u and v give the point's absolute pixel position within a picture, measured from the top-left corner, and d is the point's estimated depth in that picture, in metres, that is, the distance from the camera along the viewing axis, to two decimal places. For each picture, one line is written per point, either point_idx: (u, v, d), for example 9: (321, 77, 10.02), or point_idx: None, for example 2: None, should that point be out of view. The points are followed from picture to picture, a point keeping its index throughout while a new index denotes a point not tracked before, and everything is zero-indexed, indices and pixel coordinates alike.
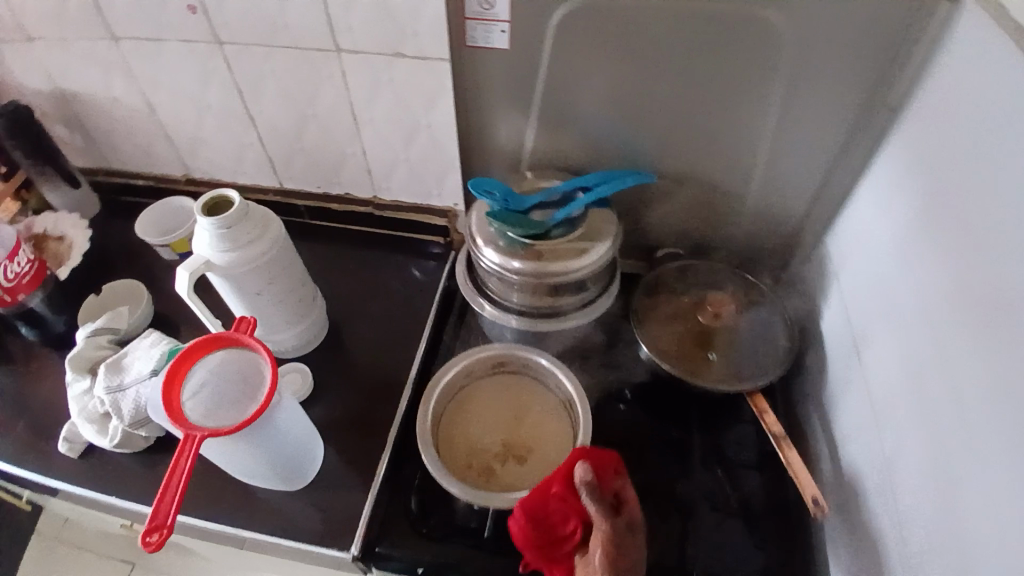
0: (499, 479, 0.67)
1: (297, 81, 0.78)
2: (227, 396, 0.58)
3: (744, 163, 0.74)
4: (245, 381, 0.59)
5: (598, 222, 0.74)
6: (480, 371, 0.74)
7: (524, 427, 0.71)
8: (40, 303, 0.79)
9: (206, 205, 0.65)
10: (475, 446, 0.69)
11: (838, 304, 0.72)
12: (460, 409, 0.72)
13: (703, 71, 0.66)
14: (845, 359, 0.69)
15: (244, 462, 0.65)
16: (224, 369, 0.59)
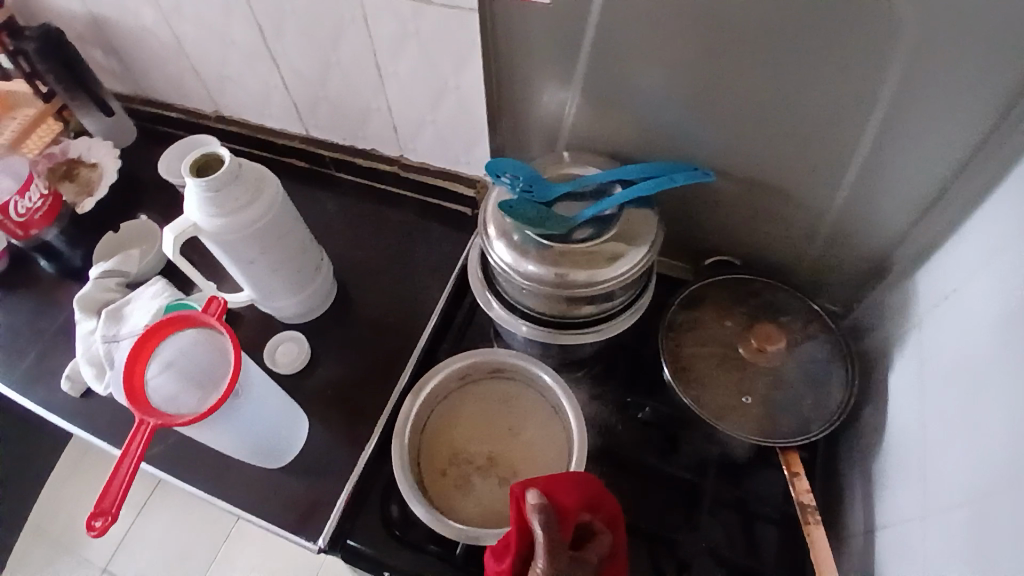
0: (474, 496, 0.65)
1: (317, 23, 0.69)
2: (190, 378, 0.55)
3: (824, 172, 0.60)
4: (211, 365, 0.56)
5: (637, 224, 0.62)
6: (475, 375, 0.71)
7: (512, 445, 0.68)
8: (57, 237, 0.83)
9: (196, 162, 0.59)
10: (458, 454, 0.67)
11: (909, 362, 0.58)
12: (449, 412, 0.70)
13: (784, 56, 0.52)
14: (906, 432, 0.56)
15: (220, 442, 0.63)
16: (188, 349, 0.55)
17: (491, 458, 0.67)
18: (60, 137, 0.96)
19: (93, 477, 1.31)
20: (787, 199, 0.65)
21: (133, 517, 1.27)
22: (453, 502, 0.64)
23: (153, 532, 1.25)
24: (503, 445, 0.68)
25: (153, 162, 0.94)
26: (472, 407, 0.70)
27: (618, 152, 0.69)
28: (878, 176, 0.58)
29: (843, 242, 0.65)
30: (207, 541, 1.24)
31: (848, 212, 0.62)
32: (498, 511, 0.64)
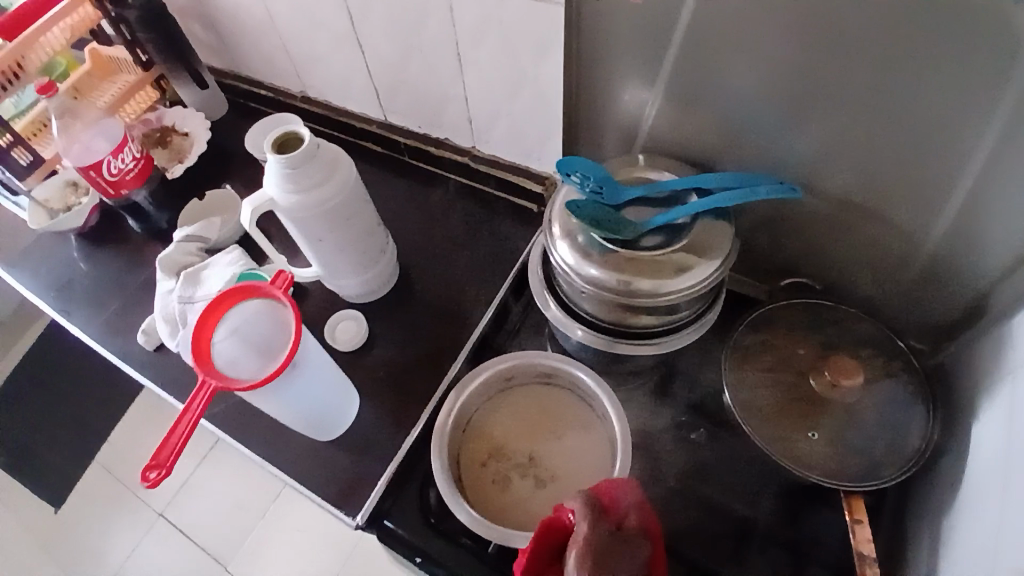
0: (510, 496, 0.65)
1: (403, 10, 0.70)
2: (252, 343, 0.57)
3: (924, 197, 0.55)
4: (273, 333, 0.58)
5: (710, 236, 0.59)
6: (524, 375, 0.70)
7: (554, 449, 0.67)
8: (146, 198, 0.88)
9: (276, 140, 0.60)
10: (498, 451, 0.67)
11: (996, 412, 0.53)
12: (494, 409, 0.70)
13: (891, 67, 0.48)
14: (984, 488, 0.51)
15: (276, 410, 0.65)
16: (252, 316, 0.57)
17: (532, 459, 0.67)
18: (157, 104, 1.01)
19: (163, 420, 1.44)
20: (877, 221, 0.60)
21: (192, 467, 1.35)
22: (487, 499, 0.65)
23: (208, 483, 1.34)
24: (545, 448, 0.67)
25: (239, 135, 0.99)
26: (517, 407, 0.70)
27: (696, 158, 0.66)
28: (984, 207, 0.53)
29: (936, 274, 0.60)
30: (256, 498, 1.31)
31: (946, 243, 0.57)
32: (530, 514, 0.64)
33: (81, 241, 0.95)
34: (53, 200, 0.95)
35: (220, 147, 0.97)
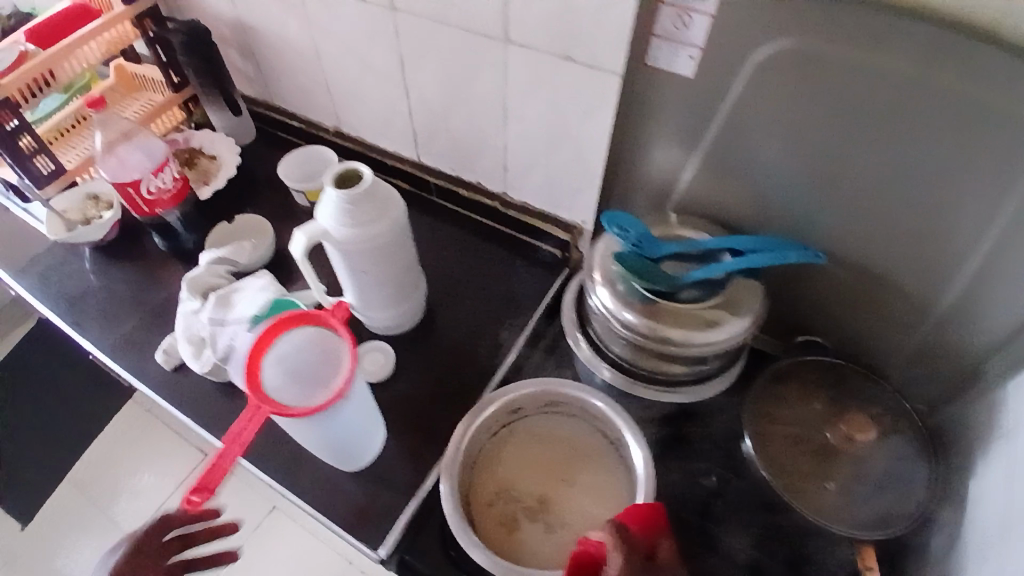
0: (518, 536, 0.67)
1: (457, 63, 0.75)
2: (299, 375, 0.56)
3: (930, 271, 0.62)
4: (321, 364, 0.57)
5: (738, 294, 0.64)
6: (531, 409, 0.73)
7: (564, 491, 0.70)
8: (177, 219, 0.88)
9: (338, 173, 0.63)
10: (506, 491, 0.69)
11: (994, 469, 0.57)
12: (502, 449, 0.72)
13: (914, 153, 0.55)
14: (982, 541, 0.55)
15: (310, 438, 0.65)
16: (301, 344, 0.57)
17: (541, 502, 0.69)
18: (182, 124, 1.08)
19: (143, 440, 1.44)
20: (886, 289, 0.66)
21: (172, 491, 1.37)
22: (495, 539, 0.66)
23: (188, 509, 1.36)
24: (556, 489, 0.70)
25: (268, 162, 1.01)
26: (525, 447, 0.73)
27: (724, 221, 0.71)
28: (981, 284, 0.59)
29: (937, 341, 0.66)
30: None
31: (949, 314, 0.63)
32: (534, 557, 0.65)
33: (99, 253, 0.95)
34: (71, 211, 0.95)
35: (248, 173, 0.99)
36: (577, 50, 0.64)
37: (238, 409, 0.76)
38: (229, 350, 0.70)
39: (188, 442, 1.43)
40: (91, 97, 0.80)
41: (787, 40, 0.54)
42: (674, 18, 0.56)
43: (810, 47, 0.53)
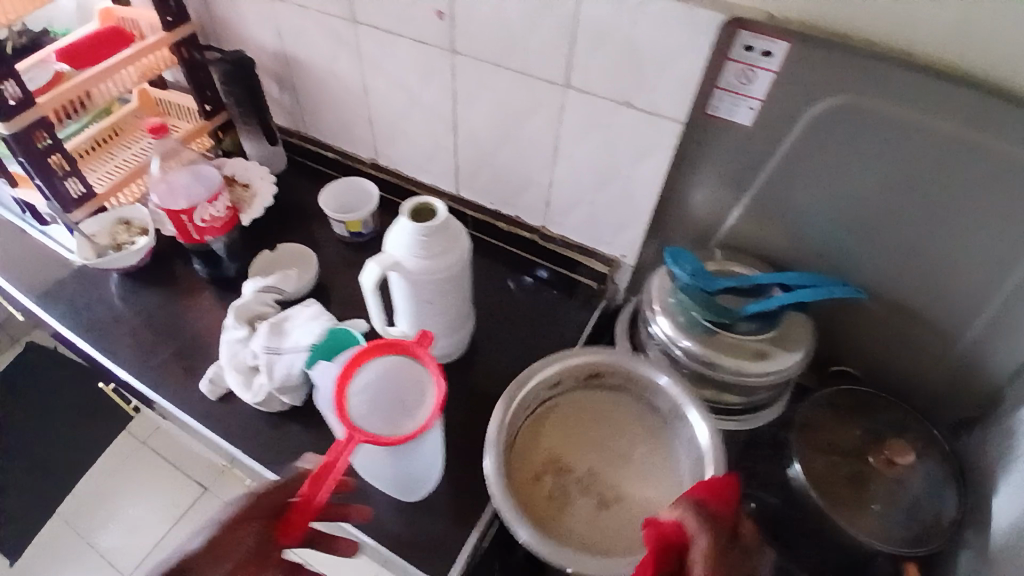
0: (569, 509, 0.67)
1: (512, 104, 0.78)
2: (387, 404, 0.57)
3: (959, 307, 0.67)
4: (407, 392, 0.58)
5: (789, 330, 0.68)
6: (572, 380, 0.73)
7: (613, 469, 0.70)
8: (221, 246, 0.90)
9: (413, 208, 0.66)
10: (555, 462, 0.70)
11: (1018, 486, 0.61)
12: (547, 423, 0.73)
13: (952, 199, 0.61)
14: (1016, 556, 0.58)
15: (372, 469, 0.64)
16: (386, 372, 0.58)
17: (592, 477, 0.70)
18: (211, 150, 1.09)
19: (143, 471, 1.42)
20: (915, 322, 0.71)
21: (168, 527, 1.35)
22: (546, 512, 0.66)
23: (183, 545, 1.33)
24: (606, 467, 0.70)
25: (303, 193, 1.03)
26: (569, 421, 0.74)
27: (766, 256, 0.75)
28: (1007, 319, 0.65)
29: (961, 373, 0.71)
30: None
31: (973, 346, 0.68)
32: (589, 530, 0.65)
33: (131, 281, 0.95)
34: (101, 236, 0.95)
35: (287, 204, 1.02)
36: (637, 97, 0.69)
37: (286, 438, 0.76)
38: (292, 376, 0.72)
39: (188, 471, 1.42)
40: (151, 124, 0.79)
41: (839, 96, 0.60)
42: (738, 73, 0.62)
43: (861, 103, 0.59)
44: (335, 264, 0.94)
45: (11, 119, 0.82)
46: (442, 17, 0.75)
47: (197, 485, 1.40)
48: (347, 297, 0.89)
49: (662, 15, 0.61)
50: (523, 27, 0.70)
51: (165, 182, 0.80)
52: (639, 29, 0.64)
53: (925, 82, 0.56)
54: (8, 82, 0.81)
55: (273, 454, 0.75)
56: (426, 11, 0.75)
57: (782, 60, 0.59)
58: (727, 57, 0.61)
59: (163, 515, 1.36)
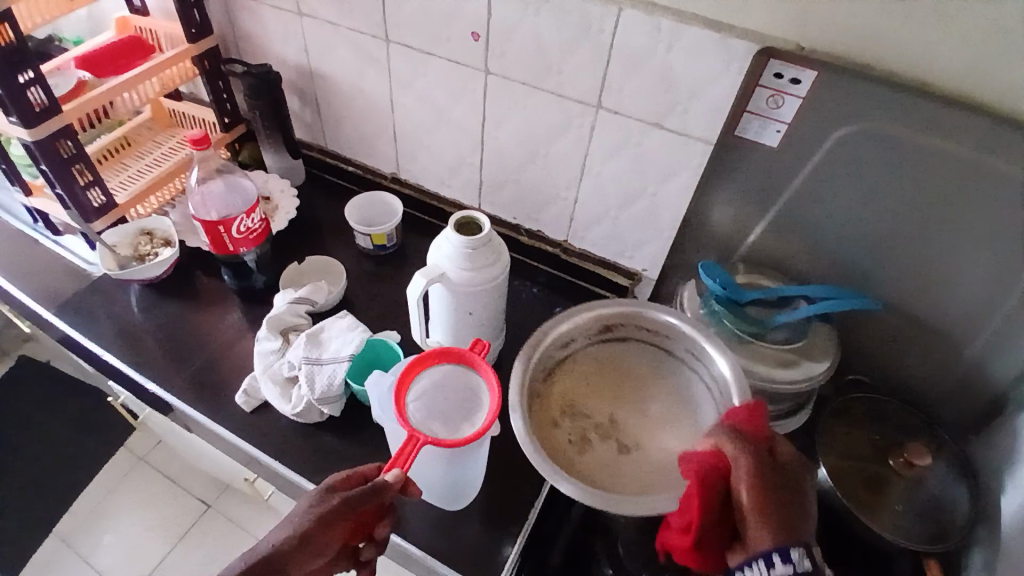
0: (590, 453, 0.67)
1: (542, 123, 0.82)
2: (445, 409, 0.61)
3: (966, 317, 0.72)
4: (464, 400, 0.61)
5: (817, 340, 0.73)
6: (586, 335, 0.75)
7: (635, 418, 0.71)
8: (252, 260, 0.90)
9: (459, 223, 0.69)
10: (575, 410, 0.71)
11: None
12: (564, 376, 0.74)
13: (966, 217, 0.65)
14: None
15: (424, 475, 0.67)
16: (443, 379, 0.62)
17: (612, 424, 0.70)
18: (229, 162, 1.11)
19: (148, 490, 1.45)
20: (922, 332, 0.75)
21: (171, 546, 1.38)
22: (568, 458, 0.67)
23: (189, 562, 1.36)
24: (628, 416, 0.71)
25: (324, 208, 1.05)
26: (586, 375, 0.75)
27: (785, 270, 0.79)
28: (1009, 332, 0.69)
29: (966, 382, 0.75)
30: None
31: (977, 356, 0.72)
32: (612, 473, 0.66)
33: (153, 293, 0.95)
34: (122, 247, 0.97)
35: (309, 218, 1.03)
36: (668, 118, 0.73)
37: (322, 449, 0.77)
38: (332, 386, 0.73)
39: (191, 490, 1.45)
40: (194, 135, 0.78)
41: (862, 122, 0.64)
42: (768, 98, 0.66)
43: (882, 127, 0.64)
44: (360, 278, 0.95)
45: (36, 127, 0.82)
46: (478, 39, 0.78)
47: (200, 503, 1.44)
48: (375, 310, 0.91)
49: (698, 43, 0.65)
50: (559, 50, 0.74)
51: (202, 187, 0.83)
52: (673, 56, 0.68)
53: (943, 111, 0.60)
54: (34, 90, 0.81)
55: (310, 464, 0.76)
56: (462, 33, 0.78)
57: (810, 87, 0.64)
58: (758, 84, 0.65)
59: (167, 534, 1.39)
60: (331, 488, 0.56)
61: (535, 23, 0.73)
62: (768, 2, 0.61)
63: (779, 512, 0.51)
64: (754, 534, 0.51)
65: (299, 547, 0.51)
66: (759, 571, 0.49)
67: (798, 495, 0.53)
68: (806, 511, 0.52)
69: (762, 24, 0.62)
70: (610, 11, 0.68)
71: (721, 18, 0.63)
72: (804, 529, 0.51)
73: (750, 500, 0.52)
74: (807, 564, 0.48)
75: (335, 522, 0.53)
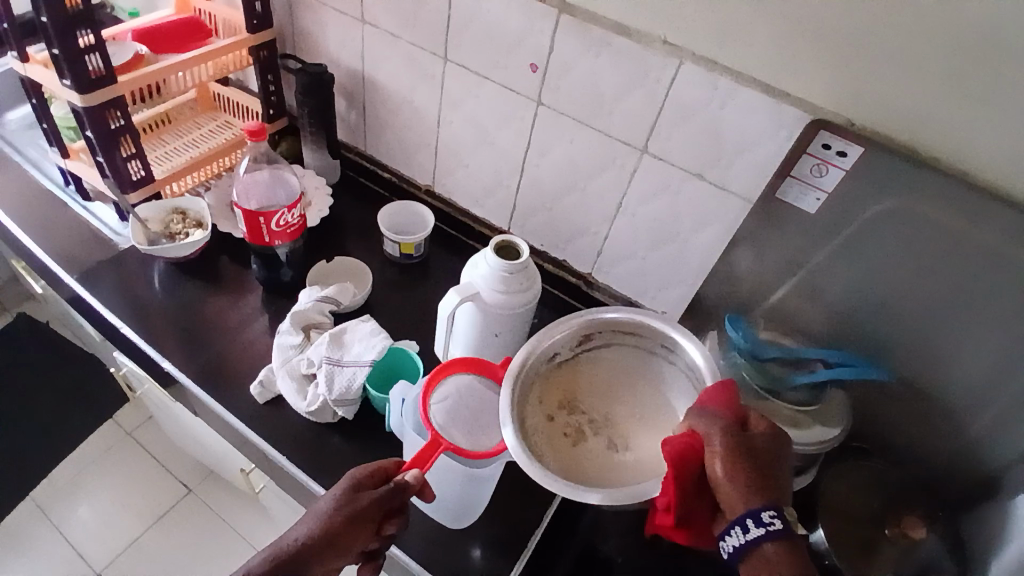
0: (587, 451, 0.65)
1: (585, 158, 0.83)
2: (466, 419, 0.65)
3: (970, 400, 0.73)
4: (483, 413, 0.66)
5: (827, 407, 0.74)
6: (574, 341, 0.72)
7: (630, 418, 0.68)
8: (284, 251, 0.90)
9: (498, 245, 0.71)
10: (570, 407, 0.69)
11: None
12: (555, 376, 0.71)
13: (985, 304, 0.67)
14: None
15: (438, 484, 0.69)
16: (465, 389, 0.66)
17: (607, 421, 0.68)
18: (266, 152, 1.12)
19: (131, 466, 1.44)
20: (929, 408, 0.76)
21: (146, 526, 1.36)
22: (564, 457, 0.64)
23: (160, 545, 1.34)
24: (622, 415, 0.68)
25: (354, 210, 1.07)
26: (579, 374, 0.72)
27: (801, 334, 0.80)
28: (1014, 417, 0.70)
29: (966, 458, 0.76)
30: (215, 563, 1.32)
31: (980, 435, 0.74)
32: (610, 471, 0.63)
33: (178, 273, 0.95)
34: (153, 222, 0.98)
35: (338, 219, 1.05)
36: (710, 171, 0.75)
37: (328, 449, 0.77)
38: (351, 389, 0.75)
39: (174, 471, 1.44)
40: (251, 125, 0.80)
41: (901, 203, 0.66)
42: (813, 166, 0.68)
43: (916, 208, 0.66)
44: (383, 284, 0.97)
45: (89, 94, 0.83)
46: (536, 70, 0.80)
47: (182, 485, 1.43)
48: (394, 318, 0.92)
49: (751, 105, 0.68)
50: (614, 92, 0.76)
51: (247, 174, 0.86)
52: (725, 113, 0.70)
53: (984, 202, 0.62)
54: (92, 57, 0.82)
55: (314, 463, 0.76)
56: (521, 63, 0.81)
57: (855, 161, 0.66)
58: (805, 151, 0.67)
59: (144, 513, 1.38)
60: (357, 484, 0.58)
61: (594, 64, 0.75)
62: (825, 76, 0.63)
63: (749, 480, 0.54)
64: (728, 502, 0.54)
65: (329, 543, 0.53)
66: (737, 535, 0.53)
67: (771, 461, 0.56)
68: (780, 476, 0.55)
69: (816, 95, 0.65)
70: (669, 62, 0.70)
71: (777, 83, 0.66)
72: (776, 494, 0.54)
73: (727, 472, 0.54)
74: (777, 523, 0.51)
75: (362, 519, 0.56)
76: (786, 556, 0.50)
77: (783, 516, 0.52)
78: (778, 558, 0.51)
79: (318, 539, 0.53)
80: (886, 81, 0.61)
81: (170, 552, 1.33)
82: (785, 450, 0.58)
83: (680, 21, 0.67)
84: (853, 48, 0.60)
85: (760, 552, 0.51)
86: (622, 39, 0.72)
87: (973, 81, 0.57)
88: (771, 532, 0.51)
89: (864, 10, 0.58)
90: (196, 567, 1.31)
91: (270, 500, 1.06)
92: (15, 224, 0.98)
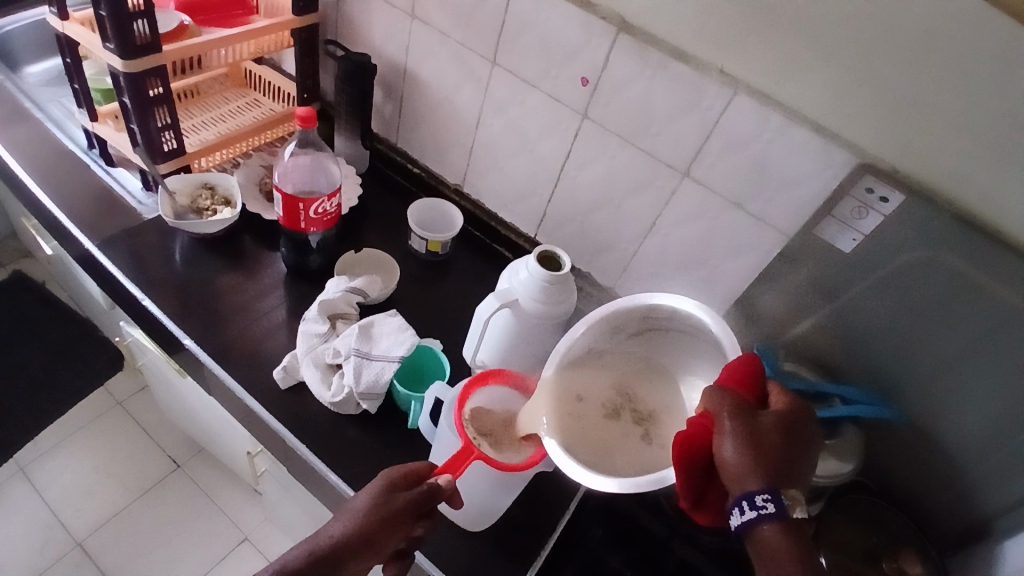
0: (622, 441, 0.65)
1: (625, 175, 0.85)
2: (494, 430, 0.69)
3: (974, 446, 0.75)
4: (511, 427, 0.70)
5: (842, 443, 0.76)
6: (605, 336, 0.70)
7: (676, 413, 0.66)
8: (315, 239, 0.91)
9: (540, 255, 0.73)
10: (610, 400, 0.68)
11: None
12: (590, 367, 0.70)
13: (997, 355, 0.69)
14: None
15: (465, 484, 0.70)
16: (497, 399, 0.72)
17: (650, 416, 0.66)
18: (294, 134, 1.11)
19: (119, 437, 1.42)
20: (934, 450, 0.78)
21: (128, 500, 1.34)
22: (599, 450, 0.64)
23: (141, 520, 1.32)
24: (665, 410, 0.67)
25: (382, 205, 1.07)
26: (618, 365, 0.70)
27: (823, 365, 0.82)
28: (1017, 467, 0.72)
29: (965, 502, 0.78)
30: (196, 543, 1.30)
31: (981, 480, 0.76)
32: (643, 463, 0.62)
33: (201, 248, 0.94)
34: (181, 194, 0.98)
35: (366, 212, 1.05)
36: (750, 202, 0.76)
37: (346, 440, 0.77)
38: (378, 383, 0.76)
39: (163, 446, 1.43)
40: (302, 112, 0.80)
41: (934, 252, 0.67)
42: (852, 208, 0.70)
43: (943, 259, 0.67)
44: (408, 280, 0.97)
45: (132, 60, 0.81)
46: (586, 84, 0.81)
47: (169, 462, 1.41)
48: (417, 315, 0.93)
49: (797, 145, 0.70)
50: (664, 115, 0.77)
51: (290, 157, 0.87)
52: (773, 149, 0.71)
53: (1013, 261, 0.64)
54: (140, 22, 0.80)
55: (330, 452, 0.76)
56: (572, 76, 0.82)
57: (895, 208, 0.67)
58: (846, 194, 0.69)
59: (128, 486, 1.36)
60: (391, 486, 0.61)
61: (648, 86, 0.76)
62: (876, 123, 0.65)
63: (751, 462, 0.51)
64: (730, 482, 0.52)
65: (362, 544, 0.57)
66: (736, 515, 0.51)
67: (779, 443, 0.52)
68: (788, 458, 0.52)
69: (863, 140, 0.66)
70: (723, 92, 0.71)
71: (829, 123, 0.67)
72: (781, 477, 0.51)
73: (732, 454, 0.52)
74: (771, 506, 0.49)
75: (395, 520, 0.59)
76: (781, 538, 0.49)
77: (780, 500, 0.50)
78: (773, 541, 0.49)
79: (353, 538, 0.57)
80: (937, 137, 0.62)
81: (152, 528, 1.31)
82: (798, 431, 0.54)
83: (741, 54, 0.69)
84: (908, 103, 0.62)
85: (758, 534, 0.50)
86: (678, 63, 0.73)
87: (1015, 143, 0.59)
88: (766, 515, 0.49)
89: (921, 64, 0.60)
90: (178, 544, 1.29)
91: (268, 485, 1.05)
92: (37, 183, 0.96)
